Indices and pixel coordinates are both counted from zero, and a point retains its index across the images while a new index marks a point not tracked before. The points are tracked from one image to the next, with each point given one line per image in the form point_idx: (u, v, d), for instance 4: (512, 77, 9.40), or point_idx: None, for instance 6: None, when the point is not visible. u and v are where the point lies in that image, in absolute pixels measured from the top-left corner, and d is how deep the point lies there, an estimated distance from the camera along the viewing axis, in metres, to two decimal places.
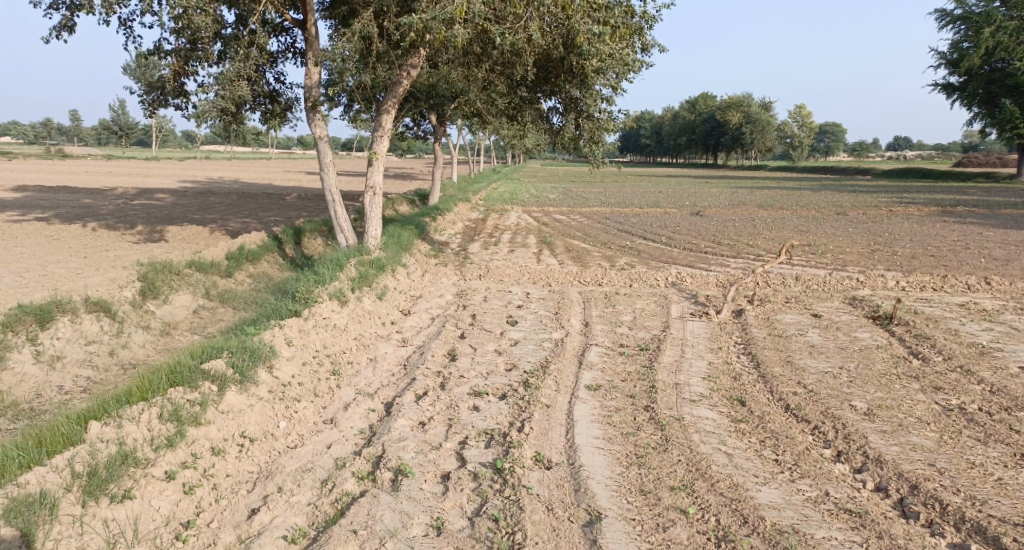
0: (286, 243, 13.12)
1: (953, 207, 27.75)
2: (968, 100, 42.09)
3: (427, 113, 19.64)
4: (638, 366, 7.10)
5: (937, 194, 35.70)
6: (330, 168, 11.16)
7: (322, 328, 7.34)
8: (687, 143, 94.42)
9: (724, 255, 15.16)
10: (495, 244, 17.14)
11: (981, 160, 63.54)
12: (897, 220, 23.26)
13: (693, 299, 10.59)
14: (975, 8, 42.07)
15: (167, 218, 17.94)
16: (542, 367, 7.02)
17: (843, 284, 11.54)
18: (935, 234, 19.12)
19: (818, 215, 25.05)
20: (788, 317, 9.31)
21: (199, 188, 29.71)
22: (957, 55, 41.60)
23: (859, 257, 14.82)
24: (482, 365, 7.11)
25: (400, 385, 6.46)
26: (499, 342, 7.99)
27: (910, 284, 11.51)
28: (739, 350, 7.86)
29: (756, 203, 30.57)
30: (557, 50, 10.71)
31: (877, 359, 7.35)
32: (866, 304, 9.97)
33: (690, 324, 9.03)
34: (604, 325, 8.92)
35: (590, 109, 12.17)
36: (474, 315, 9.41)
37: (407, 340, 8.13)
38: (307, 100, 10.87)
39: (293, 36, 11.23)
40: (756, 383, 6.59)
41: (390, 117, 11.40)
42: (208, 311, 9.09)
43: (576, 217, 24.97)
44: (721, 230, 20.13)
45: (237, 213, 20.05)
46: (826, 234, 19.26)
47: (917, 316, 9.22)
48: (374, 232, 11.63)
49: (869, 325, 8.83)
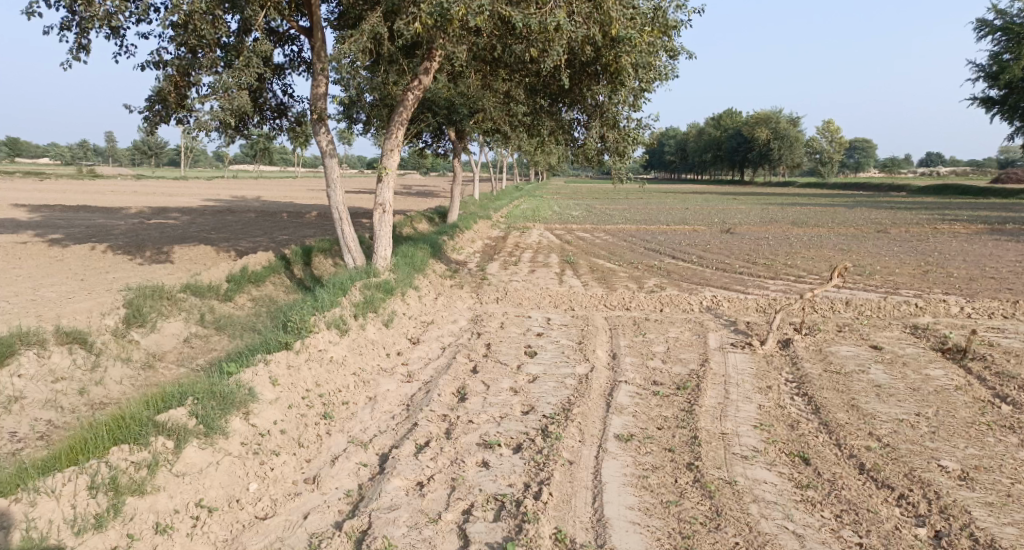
0: (294, 265, 12.47)
1: (1003, 224, 26.18)
2: (1009, 114, 40.33)
3: (447, 128, 18.96)
4: (675, 411, 6.11)
5: (981, 211, 33.88)
6: (337, 185, 10.46)
7: (315, 363, 6.50)
8: (713, 160, 92.87)
9: (761, 276, 14.09)
10: (515, 263, 16.35)
11: (1022, 176, 60.91)
12: (944, 238, 21.88)
13: (732, 326, 9.57)
14: (1015, 19, 40.48)
15: (178, 238, 17.44)
16: (565, 410, 6.06)
17: (900, 310, 10.42)
18: (989, 253, 17.74)
19: (856, 233, 23.79)
20: (844, 350, 8.27)
21: (218, 207, 29.53)
22: (997, 67, 39.98)
23: (911, 279, 13.65)
24: (495, 407, 6.19)
25: (399, 431, 5.56)
26: (515, 379, 7.06)
27: (977, 311, 10.33)
28: (792, 390, 6.82)
29: (790, 220, 29.38)
30: (582, 51, 9.72)
31: (959, 404, 6.26)
32: (931, 336, 8.86)
33: (732, 357, 8.03)
34: (635, 358, 7.94)
35: (612, 118, 11.27)
36: (489, 344, 8.52)
37: (413, 375, 7.25)
38: (314, 113, 10.18)
39: (299, 46, 10.56)
40: (819, 434, 5.58)
41: (402, 130, 10.64)
42: (200, 339, 8.34)
43: (601, 235, 24.03)
44: (755, 249, 19.02)
45: (252, 232, 19.54)
46: (869, 253, 18.05)
47: (994, 349, 8.09)
48: (384, 252, 10.85)
49: (940, 361, 7.73)
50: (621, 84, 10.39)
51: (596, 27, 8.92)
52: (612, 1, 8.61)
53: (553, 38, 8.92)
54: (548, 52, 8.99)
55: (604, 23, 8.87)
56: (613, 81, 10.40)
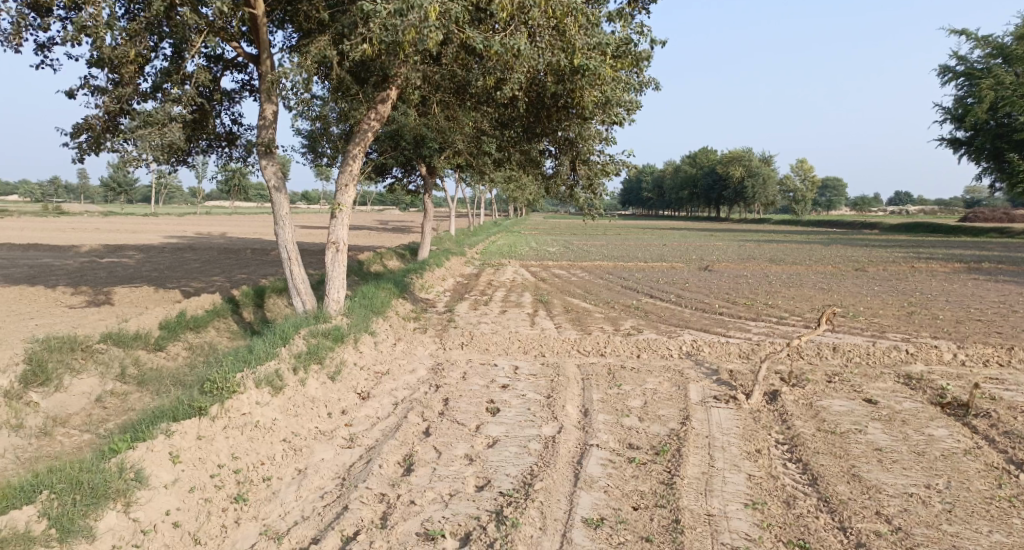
0: (243, 308, 11.53)
1: (978, 263, 26.12)
2: (975, 154, 41.08)
3: (417, 162, 18.32)
4: (653, 484, 5.28)
5: (955, 249, 33.95)
6: (286, 222, 9.65)
7: (233, 431, 5.58)
8: (689, 197, 93.92)
9: (742, 318, 13.47)
10: (486, 303, 15.56)
11: (987, 214, 62.04)
12: (923, 277, 21.61)
13: (714, 376, 8.82)
14: (976, 64, 41.62)
15: (127, 277, 16.37)
16: (526, 485, 5.20)
17: (890, 357, 9.80)
18: (971, 294, 17.38)
19: (835, 271, 23.49)
20: (837, 405, 7.57)
21: (182, 244, 28.44)
22: (962, 110, 40.94)
23: (897, 322, 13.13)
24: (444, 482, 5.30)
25: (325, 517, 4.64)
26: (472, 443, 6.19)
27: (970, 358, 9.74)
28: (784, 455, 6.05)
29: (768, 258, 29.10)
30: (545, 78, 9.09)
31: (970, 473, 5.53)
32: (927, 388, 8.22)
33: (716, 413, 7.27)
34: (609, 415, 7.11)
35: (583, 149, 10.56)
36: (447, 399, 7.65)
37: (355, 439, 6.34)
38: (261, 144, 9.42)
39: (248, 72, 9.98)
40: (819, 515, 4.79)
41: (358, 162, 9.87)
42: (116, 398, 7.36)
43: (577, 272, 23.38)
44: (734, 288, 18.48)
45: (209, 271, 18.54)
46: (850, 293, 17.62)
47: (997, 403, 7.45)
48: (336, 294, 9.97)
49: (942, 418, 7.05)
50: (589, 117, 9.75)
51: (562, 56, 8.42)
52: (576, 27, 8.17)
53: (513, 64, 8.41)
54: (507, 77, 8.52)
55: (569, 51, 8.38)
56: (581, 114, 9.85)
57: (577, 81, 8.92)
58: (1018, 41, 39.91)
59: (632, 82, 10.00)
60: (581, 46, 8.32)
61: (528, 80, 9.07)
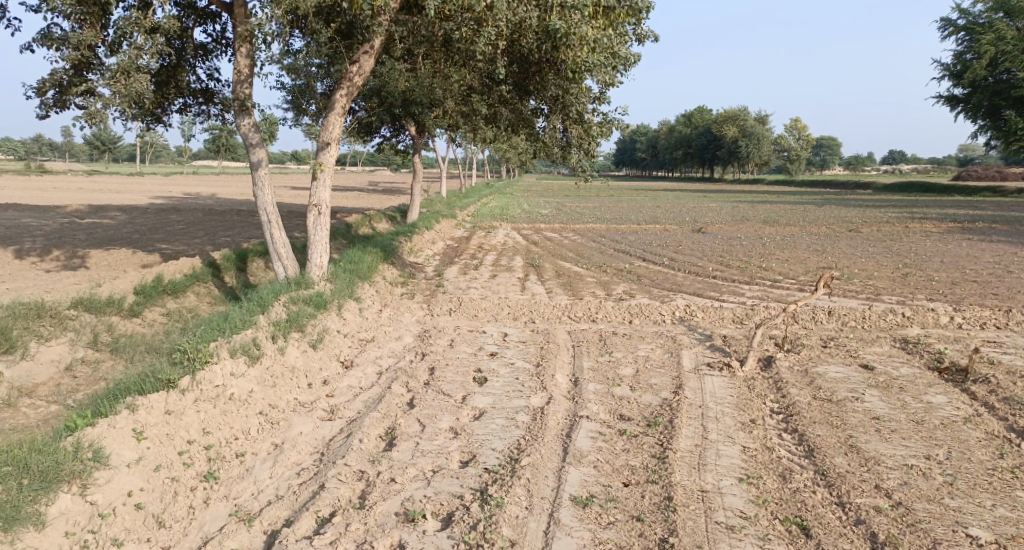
0: (224, 273, 11.19)
1: (972, 223, 25.97)
2: (972, 112, 40.51)
3: (404, 121, 17.74)
4: (645, 458, 5.08)
5: (949, 209, 33.77)
6: (265, 184, 9.22)
7: (205, 404, 5.32)
8: (683, 157, 92.88)
9: (736, 281, 13.26)
10: (475, 267, 15.26)
11: (981, 173, 61.80)
12: (917, 237, 21.44)
13: (708, 342, 8.62)
14: (977, 18, 40.69)
15: (105, 240, 15.92)
16: (512, 460, 4.98)
17: (886, 321, 9.62)
18: (966, 254, 17.20)
19: (829, 232, 23.27)
20: (833, 372, 7.38)
21: (165, 206, 27.81)
22: (960, 66, 40.23)
23: (892, 284, 12.95)
24: (427, 457, 5.07)
25: (300, 497, 4.41)
26: (457, 416, 5.96)
27: (968, 321, 9.57)
28: (779, 426, 5.86)
29: (762, 218, 28.82)
30: (526, 35, 8.67)
31: (971, 443, 5.36)
32: (924, 353, 8.06)
33: (709, 381, 7.08)
34: (599, 385, 6.89)
35: (575, 110, 10.00)
36: (433, 368, 7.41)
37: (336, 411, 6.10)
38: (236, 101, 8.90)
39: (222, 24, 9.47)
40: (816, 489, 4.61)
41: (339, 120, 9.39)
42: (87, 368, 7.08)
43: (569, 235, 23.05)
44: (727, 250, 18.24)
45: (191, 233, 18.07)
46: (845, 254, 17.43)
47: (996, 368, 7.30)
48: (319, 259, 9.62)
49: (940, 384, 6.89)
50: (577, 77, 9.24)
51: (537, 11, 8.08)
52: None
53: (486, 18, 8.07)
54: (482, 33, 8.20)
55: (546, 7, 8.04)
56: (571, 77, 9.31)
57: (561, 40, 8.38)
58: None
59: (627, 36, 9.43)
60: (559, 1, 7.95)
61: (505, 35, 8.70)
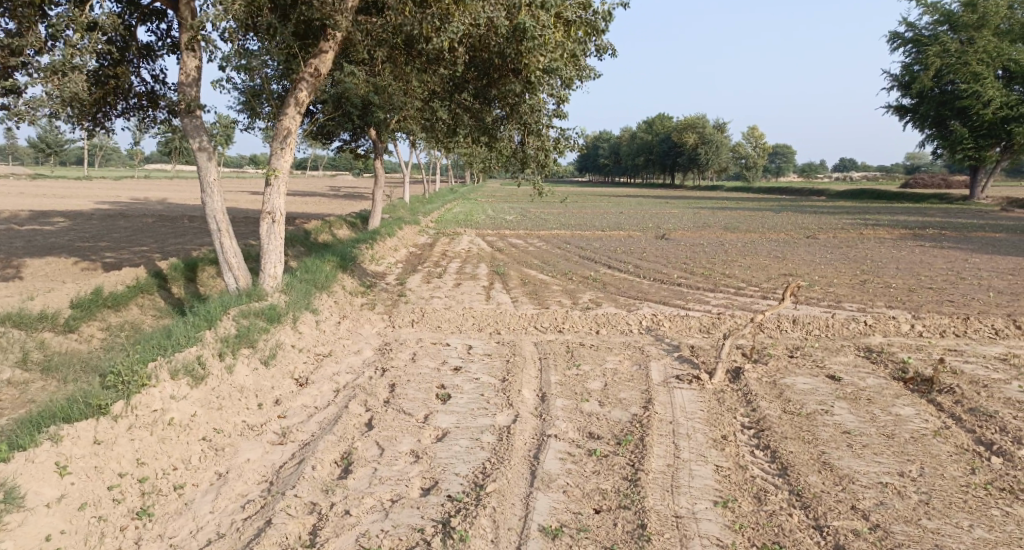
0: (172, 283, 10.60)
1: (922, 229, 26.83)
2: (919, 121, 42.05)
3: (364, 125, 17.28)
4: (616, 481, 4.84)
5: (900, 215, 34.87)
6: (214, 189, 8.72)
7: (141, 432, 4.86)
8: (645, 164, 94.06)
9: (701, 289, 13.24)
10: (439, 275, 14.90)
11: (928, 181, 64.31)
12: (872, 244, 21.98)
13: (676, 352, 8.49)
14: (923, 32, 42.31)
15: (43, 248, 14.99)
16: (476, 487, 4.69)
17: (849, 329, 9.67)
18: (919, 261, 17.66)
19: (788, 238, 23.70)
20: (801, 383, 7.31)
21: (112, 210, 26.58)
22: (908, 78, 41.76)
23: (852, 291, 13.12)
24: (386, 484, 4.74)
25: (244, 537, 4.02)
26: (419, 437, 5.63)
27: (928, 329, 9.69)
28: (751, 441, 5.71)
29: (723, 224, 29.21)
30: (484, 39, 8.43)
31: (943, 457, 5.32)
32: (888, 362, 8.08)
33: (679, 395, 6.91)
34: (567, 400, 6.65)
35: (530, 118, 9.74)
36: (393, 384, 7.06)
37: (288, 434, 5.70)
38: (182, 101, 8.40)
39: (167, 21, 8.87)
40: (792, 511, 4.46)
41: (294, 123, 8.95)
42: (13, 390, 6.49)
43: (534, 242, 22.87)
44: (691, 257, 18.32)
45: (139, 240, 17.22)
46: (804, 260, 17.69)
47: (960, 377, 7.35)
48: (272, 269, 9.15)
49: (907, 395, 6.89)
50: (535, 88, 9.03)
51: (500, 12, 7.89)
52: None
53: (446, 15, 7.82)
54: (439, 34, 7.92)
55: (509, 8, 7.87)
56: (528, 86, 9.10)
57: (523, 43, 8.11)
58: (963, 9, 40.61)
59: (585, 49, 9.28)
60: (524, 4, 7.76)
61: (466, 37, 8.45)
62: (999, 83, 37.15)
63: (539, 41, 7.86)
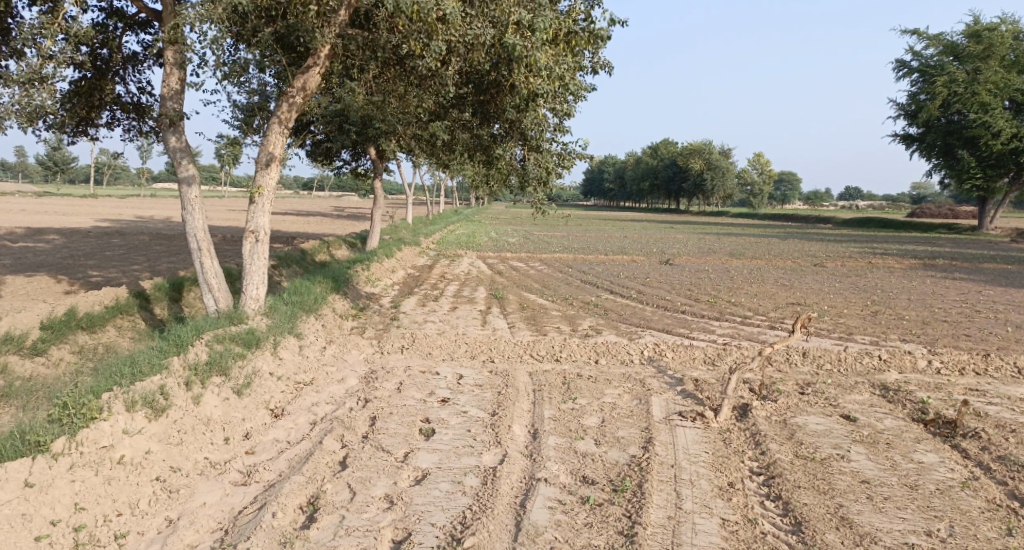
0: (155, 303, 10.21)
1: (932, 259, 26.29)
2: (926, 151, 41.76)
3: (363, 144, 17.03)
4: (610, 536, 4.34)
5: (908, 244, 34.40)
6: (196, 207, 8.36)
7: (84, 472, 4.42)
8: (651, 188, 94.00)
9: (706, 317, 12.75)
10: (435, 298, 14.48)
11: (935, 210, 63.84)
12: (881, 273, 21.48)
13: (679, 387, 7.98)
14: (928, 62, 42.24)
15: (32, 265, 14.68)
16: (453, 542, 4.19)
17: (862, 364, 9.15)
18: (931, 291, 17.14)
19: (795, 266, 23.22)
20: (813, 423, 6.79)
21: (111, 227, 26.37)
22: (914, 107, 41.59)
23: (863, 322, 12.61)
24: (353, 536, 4.25)
25: None
26: (395, 479, 5.14)
27: (946, 365, 9.16)
28: (760, 490, 5.20)
29: (729, 251, 28.78)
30: (477, 53, 8.17)
31: (974, 515, 4.79)
32: (906, 401, 7.55)
33: (681, 434, 6.41)
34: (561, 439, 6.16)
35: (530, 135, 9.32)
36: (374, 416, 6.58)
37: (254, 472, 5.22)
38: (164, 115, 8.09)
39: (154, 31, 8.61)
40: None
41: (282, 139, 8.62)
42: None
43: (536, 265, 22.45)
44: (695, 283, 17.86)
45: (132, 258, 16.91)
46: (812, 289, 17.19)
47: (984, 421, 6.82)
48: (255, 290, 8.74)
49: (929, 440, 6.37)
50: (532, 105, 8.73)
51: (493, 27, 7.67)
52: None
53: (438, 29, 7.56)
54: (429, 48, 7.66)
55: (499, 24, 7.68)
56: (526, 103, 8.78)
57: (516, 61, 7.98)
58: (969, 39, 40.54)
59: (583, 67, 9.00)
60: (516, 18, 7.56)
61: (459, 50, 8.19)
62: (1008, 114, 36.85)
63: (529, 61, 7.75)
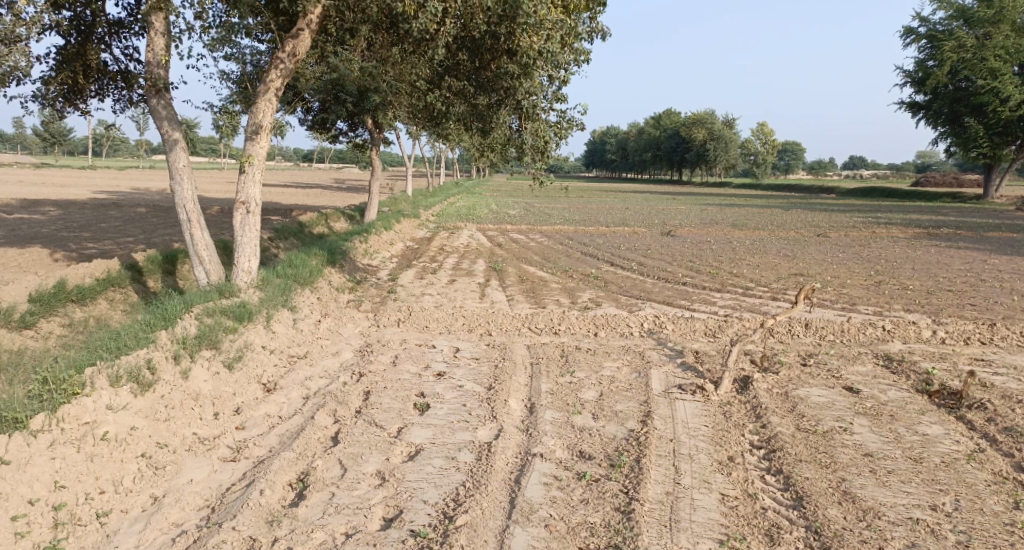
0: (147, 276, 10.06)
1: (937, 229, 25.96)
2: (933, 118, 41.07)
3: (359, 114, 16.68)
4: (606, 512, 4.24)
5: (911, 214, 34.05)
6: (184, 177, 8.15)
7: (65, 449, 4.32)
8: (653, 159, 93.07)
9: (707, 289, 12.58)
10: (433, 271, 14.32)
11: (940, 180, 63.18)
12: (885, 243, 21.24)
13: (679, 359, 7.85)
14: (937, 26, 41.26)
15: (24, 238, 14.50)
16: (445, 519, 4.09)
17: (865, 335, 9.00)
18: (935, 261, 16.90)
19: (797, 237, 22.96)
20: (815, 395, 6.67)
21: (107, 200, 26.10)
22: (922, 74, 40.78)
23: (866, 292, 12.43)
24: (342, 514, 4.16)
25: None
26: (388, 455, 5.03)
27: (951, 336, 9.01)
28: (761, 465, 5.09)
29: (731, 222, 28.47)
30: (472, 14, 7.86)
31: (980, 488, 4.68)
32: (910, 372, 7.41)
33: (680, 407, 6.29)
34: (558, 413, 6.04)
35: (527, 104, 8.97)
36: (369, 391, 6.47)
37: (243, 448, 5.12)
38: (147, 81, 7.81)
39: None
40: None
41: (271, 107, 8.35)
42: None
43: (536, 237, 22.22)
44: (697, 254, 17.65)
45: (126, 231, 16.71)
46: (815, 260, 16.99)
47: (991, 392, 6.68)
48: (246, 263, 8.57)
49: (934, 412, 6.24)
50: (529, 71, 8.41)
51: None
52: None
53: None
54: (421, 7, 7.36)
55: None
56: (522, 69, 8.47)
57: (514, 20, 7.66)
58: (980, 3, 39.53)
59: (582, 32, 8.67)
60: None
61: (452, 10, 7.87)
62: (1017, 80, 36.11)
63: (531, 20, 7.46)
